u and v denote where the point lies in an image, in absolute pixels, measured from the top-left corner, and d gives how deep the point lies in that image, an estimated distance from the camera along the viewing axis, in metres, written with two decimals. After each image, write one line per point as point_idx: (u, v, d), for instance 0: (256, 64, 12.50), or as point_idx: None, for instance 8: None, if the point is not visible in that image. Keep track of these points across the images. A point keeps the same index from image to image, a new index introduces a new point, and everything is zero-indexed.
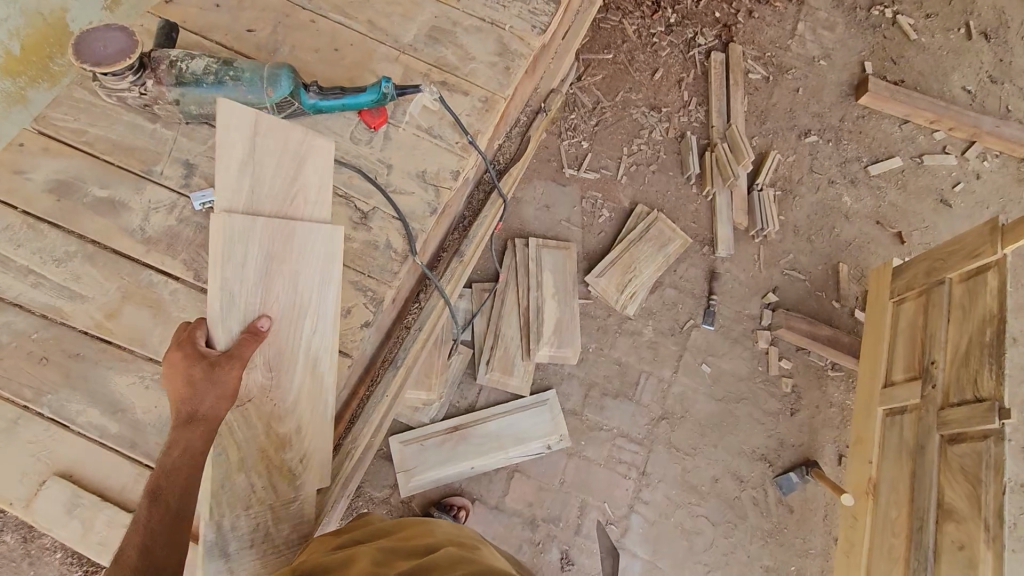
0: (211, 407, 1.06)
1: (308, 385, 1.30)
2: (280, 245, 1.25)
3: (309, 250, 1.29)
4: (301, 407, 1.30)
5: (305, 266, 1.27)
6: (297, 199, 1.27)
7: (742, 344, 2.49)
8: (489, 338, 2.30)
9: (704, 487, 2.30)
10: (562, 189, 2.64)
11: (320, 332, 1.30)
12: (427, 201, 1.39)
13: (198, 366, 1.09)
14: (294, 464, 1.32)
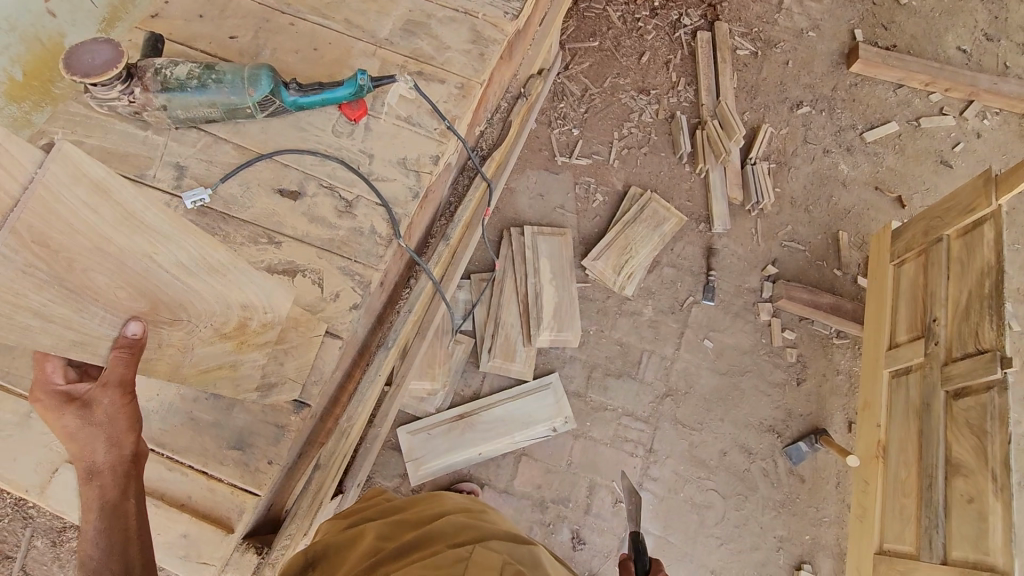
0: (110, 450, 1.00)
1: (223, 288, 1.03)
2: (49, 264, 0.79)
3: (66, 211, 0.77)
4: (231, 292, 1.05)
5: (95, 232, 0.82)
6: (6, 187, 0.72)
7: (743, 318, 2.49)
8: (489, 327, 2.33)
9: (713, 461, 2.30)
10: (555, 176, 2.67)
11: (178, 246, 0.93)
12: (409, 186, 1.42)
13: (70, 416, 0.95)
14: (263, 326, 1.14)
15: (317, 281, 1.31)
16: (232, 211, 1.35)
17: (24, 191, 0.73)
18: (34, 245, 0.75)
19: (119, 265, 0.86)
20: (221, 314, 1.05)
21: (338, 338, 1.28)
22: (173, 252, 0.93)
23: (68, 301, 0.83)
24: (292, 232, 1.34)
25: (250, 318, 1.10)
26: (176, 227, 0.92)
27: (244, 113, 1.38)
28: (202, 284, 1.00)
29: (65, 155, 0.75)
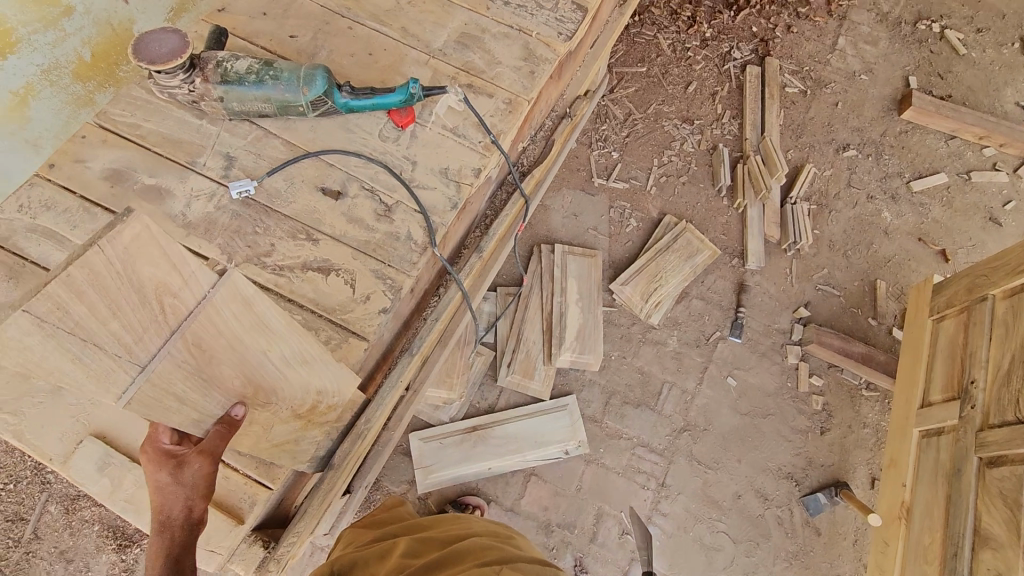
0: (184, 511, 1.08)
1: (311, 378, 1.12)
2: (197, 360, 0.90)
3: (224, 319, 0.90)
4: (310, 377, 1.12)
5: (234, 334, 0.93)
6: (182, 308, 0.84)
7: (769, 359, 2.44)
8: (511, 342, 2.32)
9: (726, 502, 2.24)
10: (591, 198, 2.66)
11: (290, 342, 1.03)
12: (449, 196, 1.43)
13: (163, 474, 1.05)
14: (330, 407, 1.23)
15: (349, 282, 1.32)
16: (275, 205, 1.37)
17: (197, 305, 0.86)
18: (191, 350, 0.87)
19: (245, 360, 0.98)
20: (299, 400, 1.13)
21: (364, 340, 1.28)
22: (280, 352, 1.03)
23: (200, 388, 0.94)
24: (330, 231, 1.36)
25: (321, 401, 1.18)
26: (295, 330, 1.02)
27: (296, 110, 1.41)
28: (296, 373, 1.08)
29: (234, 280, 0.88)
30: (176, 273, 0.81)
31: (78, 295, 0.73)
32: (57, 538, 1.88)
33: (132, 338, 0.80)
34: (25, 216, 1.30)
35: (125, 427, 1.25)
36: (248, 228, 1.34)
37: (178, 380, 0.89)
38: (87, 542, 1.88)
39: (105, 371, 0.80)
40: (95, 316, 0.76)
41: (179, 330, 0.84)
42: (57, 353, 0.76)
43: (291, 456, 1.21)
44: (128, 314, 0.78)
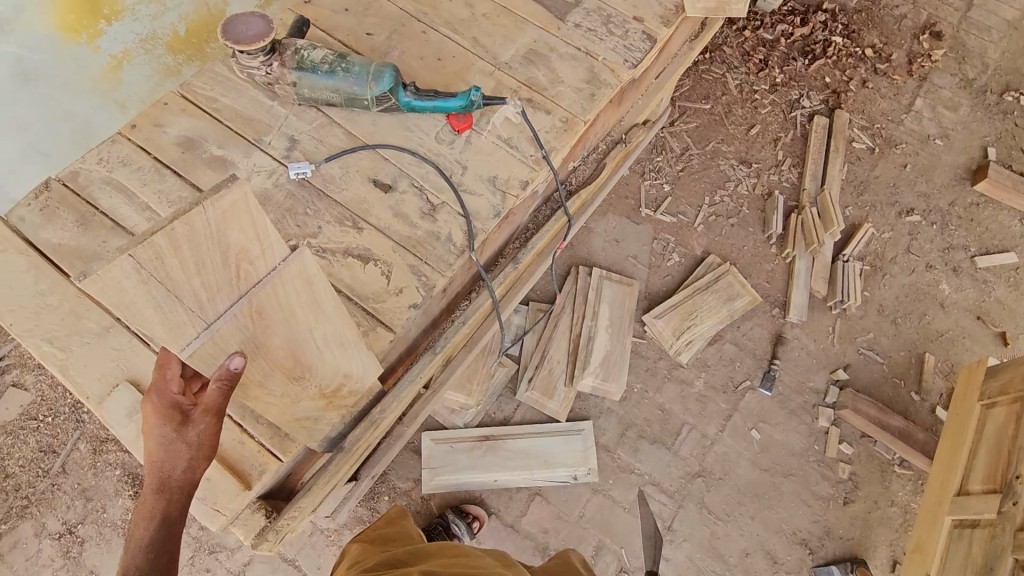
0: (184, 471, 1.06)
1: (341, 362, 1.18)
2: (254, 325, 0.96)
3: (285, 291, 0.96)
4: (341, 362, 1.18)
5: (290, 307, 0.99)
6: (255, 275, 0.89)
7: (798, 417, 2.35)
8: (535, 358, 2.32)
9: (732, 558, 2.15)
10: (636, 227, 2.65)
11: (334, 325, 1.10)
12: (493, 204, 1.45)
13: (168, 427, 1.05)
14: (353, 392, 1.27)
15: (385, 273, 1.36)
16: (328, 190, 1.42)
17: (268, 275, 0.91)
18: (253, 315, 0.93)
19: (293, 333, 1.04)
20: (327, 379, 1.19)
21: (391, 331, 1.31)
22: (323, 333, 1.09)
23: (250, 351, 1.00)
24: (375, 222, 1.40)
25: (345, 384, 1.23)
26: (341, 314, 1.10)
27: (360, 103, 1.46)
28: (332, 355, 1.15)
29: (303, 257, 0.94)
30: (258, 243, 0.85)
31: (173, 253, 0.75)
32: (83, 475, 1.96)
33: (207, 298, 0.85)
34: (103, 168, 1.39)
35: None
36: (300, 208, 1.40)
37: (234, 340, 0.95)
38: (106, 483, 1.97)
39: (178, 321, 0.85)
40: (181, 272, 0.79)
41: (248, 296, 0.90)
42: (138, 297, 0.79)
43: (307, 432, 1.25)
44: (210, 273, 0.82)
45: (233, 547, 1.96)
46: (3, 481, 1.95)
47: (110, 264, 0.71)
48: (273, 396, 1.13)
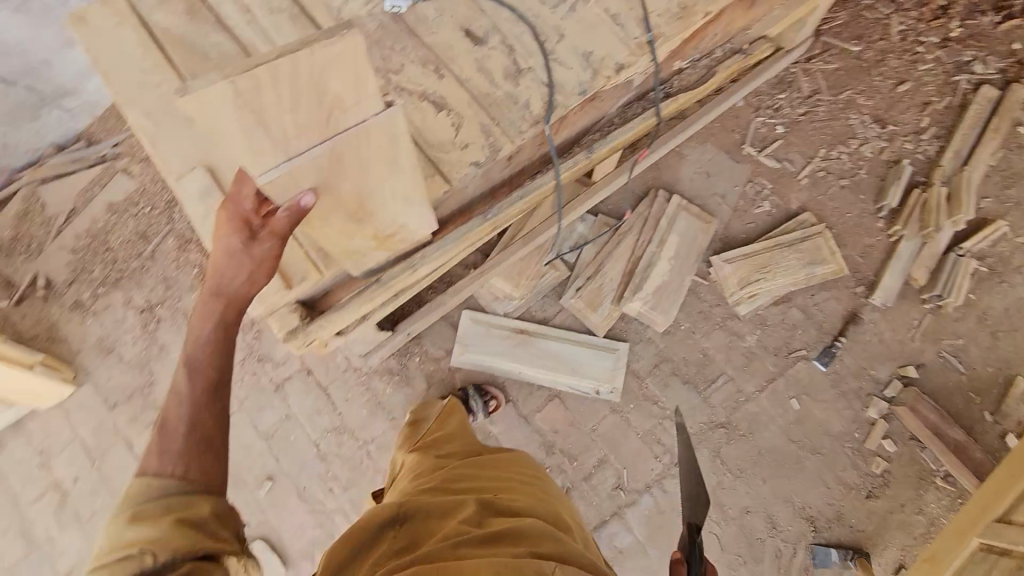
0: (246, 281, 1.16)
1: (400, 213, 1.21)
2: (333, 169, 1.01)
3: (367, 145, 1.00)
4: (401, 213, 1.21)
5: (367, 158, 1.02)
6: (337, 120, 0.94)
7: (847, 400, 2.21)
8: (589, 269, 2.28)
9: (731, 511, 2.13)
10: (732, 164, 2.46)
11: (403, 181, 1.13)
12: (581, 80, 1.36)
13: (237, 239, 1.12)
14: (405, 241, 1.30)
15: (455, 124, 1.34)
16: (419, 30, 1.39)
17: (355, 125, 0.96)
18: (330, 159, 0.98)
19: (365, 184, 1.08)
20: (386, 225, 1.22)
21: (448, 183, 1.30)
22: (394, 188, 1.14)
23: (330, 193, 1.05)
24: (457, 72, 1.37)
25: (401, 233, 1.27)
26: (411, 172, 1.12)
27: None
28: (395, 207, 1.19)
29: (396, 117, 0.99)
30: (352, 92, 0.92)
31: (269, 84, 0.83)
32: (166, 265, 2.19)
33: (289, 133, 0.92)
34: None
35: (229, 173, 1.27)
36: (388, 42, 1.38)
37: (310, 180, 1.00)
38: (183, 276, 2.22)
39: (261, 150, 0.93)
40: (274, 106, 0.87)
41: (332, 139, 0.95)
42: (234, 125, 0.87)
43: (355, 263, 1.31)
44: (301, 110, 0.89)
45: (276, 362, 2.16)
46: (103, 252, 2.23)
47: (211, 85, 0.81)
48: (333, 230, 1.18)
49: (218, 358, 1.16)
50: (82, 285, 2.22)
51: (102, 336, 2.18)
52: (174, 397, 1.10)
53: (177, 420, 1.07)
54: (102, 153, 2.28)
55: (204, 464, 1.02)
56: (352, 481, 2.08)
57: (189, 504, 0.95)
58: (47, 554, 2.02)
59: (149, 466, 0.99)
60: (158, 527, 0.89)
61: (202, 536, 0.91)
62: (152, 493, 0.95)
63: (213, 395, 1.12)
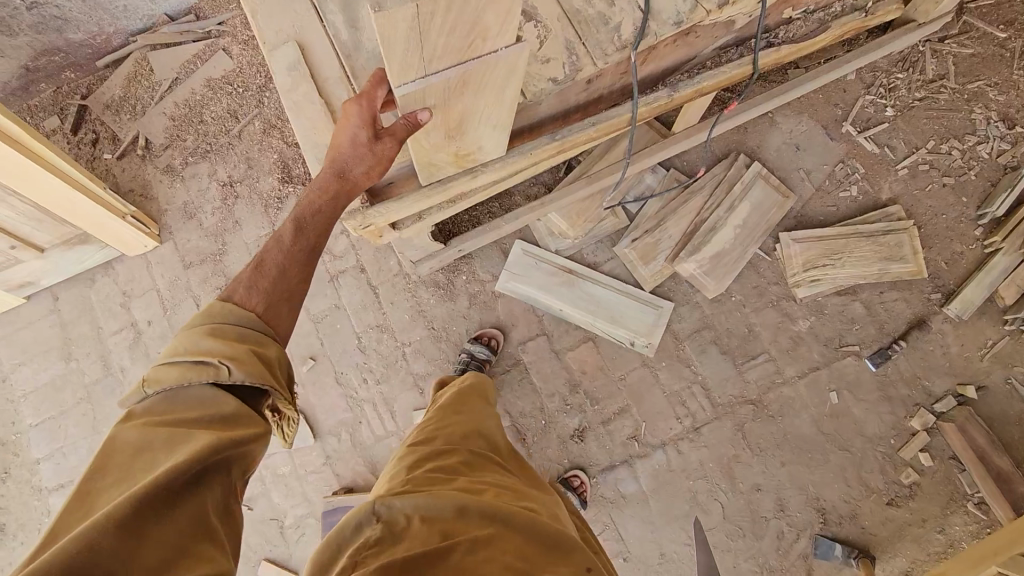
0: (360, 173, 1.19)
1: (485, 137, 1.22)
2: (456, 88, 0.97)
3: (493, 73, 0.95)
4: (484, 137, 1.22)
5: (487, 84, 0.99)
6: (481, 49, 0.87)
7: (890, 405, 2.11)
8: (649, 222, 2.24)
9: (742, 485, 2.10)
10: (826, 140, 2.30)
11: (503, 109, 1.12)
12: (679, 9, 1.28)
13: (364, 131, 1.14)
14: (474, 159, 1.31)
15: (540, 37, 1.27)
16: None
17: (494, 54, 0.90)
18: (457, 82, 0.94)
19: (473, 103, 1.05)
20: (466, 146, 1.23)
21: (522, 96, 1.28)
22: (492, 113, 1.12)
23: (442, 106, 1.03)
24: None
25: (475, 154, 1.29)
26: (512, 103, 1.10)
27: None
28: (483, 130, 1.19)
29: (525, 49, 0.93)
30: (501, 25, 0.83)
31: (444, 14, 0.75)
32: (250, 145, 2.38)
33: (436, 55, 0.85)
34: None
35: (323, 57, 1.33)
36: None
37: (432, 96, 0.98)
38: (264, 159, 2.37)
39: (407, 68, 0.87)
40: (437, 31, 0.79)
41: (466, 66, 0.90)
42: (392, 40, 0.78)
43: (429, 174, 1.30)
44: (455, 37, 0.81)
45: (335, 254, 2.30)
46: (198, 124, 2.40)
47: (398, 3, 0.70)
48: (427, 146, 1.19)
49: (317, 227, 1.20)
50: (175, 152, 2.40)
51: (187, 201, 2.39)
52: (276, 243, 1.18)
53: (266, 266, 1.14)
54: (208, 30, 2.43)
55: (282, 314, 1.11)
56: (385, 377, 2.22)
57: (260, 342, 1.03)
58: (116, 381, 2.30)
59: (230, 289, 1.10)
60: (232, 347, 0.97)
61: (268, 375, 0.98)
62: (233, 319, 1.03)
63: (304, 262, 1.18)
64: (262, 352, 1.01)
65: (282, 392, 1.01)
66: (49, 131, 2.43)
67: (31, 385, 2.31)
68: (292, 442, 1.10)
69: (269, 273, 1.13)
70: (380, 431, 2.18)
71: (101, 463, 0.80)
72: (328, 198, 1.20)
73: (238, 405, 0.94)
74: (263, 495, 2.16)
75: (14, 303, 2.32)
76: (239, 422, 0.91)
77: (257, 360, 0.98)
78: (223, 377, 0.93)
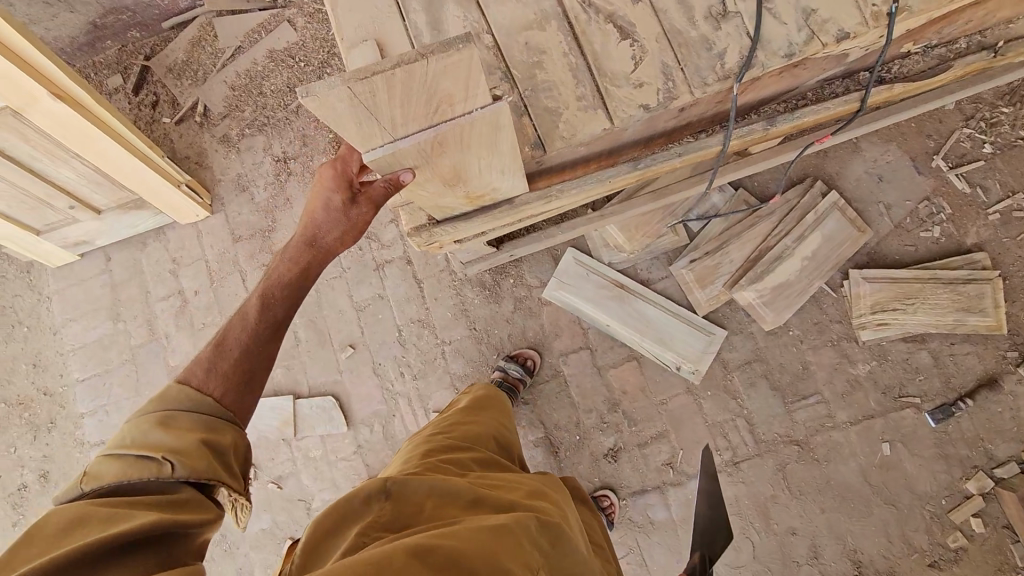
0: (334, 237, 1.21)
1: (490, 181, 1.06)
2: (433, 152, 0.85)
3: (470, 134, 0.83)
4: (494, 180, 1.06)
5: (471, 143, 0.86)
6: (448, 114, 0.76)
7: (946, 464, 2.00)
8: (711, 244, 2.14)
9: (777, 527, 2.03)
10: (913, 174, 2.14)
11: (503, 160, 0.96)
12: (792, 41, 1.17)
13: (338, 197, 1.18)
14: (495, 196, 1.18)
15: (635, 59, 1.19)
16: None
17: (465, 117, 0.78)
18: (433, 145, 0.83)
19: (463, 159, 0.91)
20: (477, 189, 1.08)
21: (608, 121, 1.19)
22: (489, 165, 0.96)
23: (423, 169, 0.91)
24: None
25: (492, 194, 1.15)
26: (515, 155, 0.94)
27: None
28: (490, 177, 1.04)
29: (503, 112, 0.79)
30: (466, 89, 0.72)
31: (387, 91, 0.66)
32: (308, 123, 2.35)
33: (397, 122, 0.75)
34: None
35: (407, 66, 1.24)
36: None
37: (411, 160, 0.87)
38: (320, 139, 2.33)
39: (370, 136, 0.77)
40: (387, 102, 0.70)
41: (437, 127, 0.78)
42: (341, 121, 0.71)
43: (440, 213, 1.19)
44: (412, 106, 0.72)
45: (383, 243, 2.26)
46: (257, 96, 2.36)
47: (330, 87, 0.63)
48: (425, 193, 1.04)
49: (284, 302, 1.18)
50: (232, 122, 2.37)
51: (240, 173, 2.37)
52: (239, 321, 1.14)
53: (229, 341, 1.10)
54: None
55: (242, 397, 1.06)
56: (422, 372, 2.19)
57: (216, 429, 0.97)
58: (160, 346, 2.33)
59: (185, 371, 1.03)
60: (181, 440, 0.91)
61: (219, 469, 0.91)
62: (187, 405, 0.98)
63: (269, 339, 1.14)
64: (216, 441, 0.96)
65: (236, 484, 0.94)
66: (111, 89, 2.43)
67: (79, 341, 2.36)
68: (246, 526, 0.96)
69: (223, 364, 1.06)
70: (412, 426, 2.17)
71: (26, 538, 0.75)
72: (298, 270, 1.20)
73: (190, 492, 0.88)
74: (293, 476, 2.18)
75: (68, 259, 2.37)
76: (188, 508, 0.86)
77: (208, 451, 0.92)
78: (165, 475, 0.86)
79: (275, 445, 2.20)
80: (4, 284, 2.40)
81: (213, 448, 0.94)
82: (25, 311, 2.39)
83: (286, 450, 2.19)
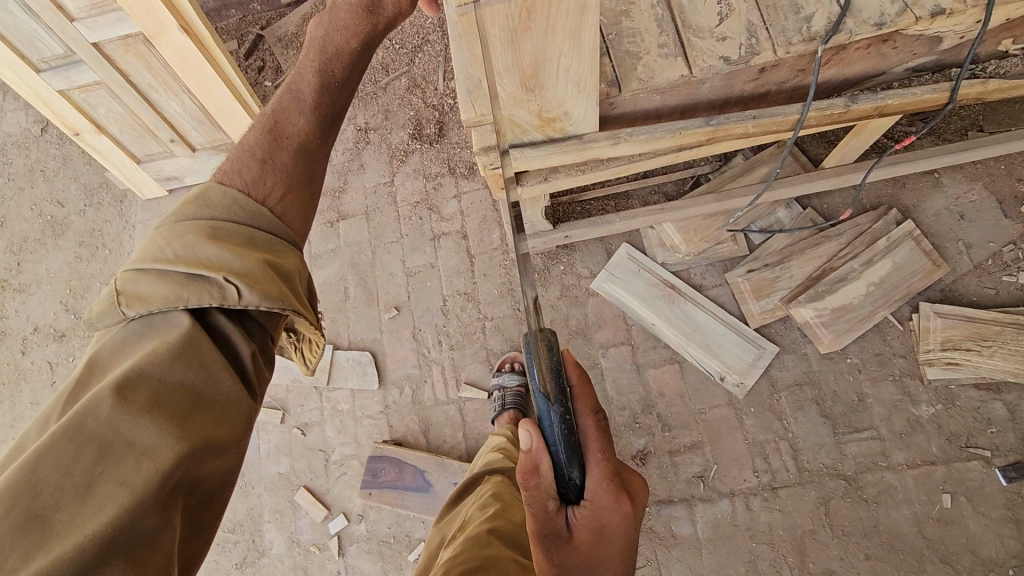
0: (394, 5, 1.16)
1: (569, 92, 1.11)
2: (520, 20, 0.88)
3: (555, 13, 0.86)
4: (568, 100, 1.14)
5: (554, 23, 0.89)
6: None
7: (1016, 530, 1.79)
8: (772, 258, 2.07)
9: (813, 565, 1.85)
10: (1000, 216, 2.03)
11: (577, 61, 1.00)
12: (883, 11, 1.14)
13: None
14: (567, 126, 1.24)
15: (722, 14, 1.19)
16: None
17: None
18: (523, 10, 0.85)
19: (545, 46, 0.95)
20: (552, 104, 1.15)
21: (686, 68, 1.18)
22: (568, 64, 1.01)
23: (505, 45, 0.95)
24: None
25: (563, 119, 1.21)
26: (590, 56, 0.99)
27: None
28: (567, 88, 1.10)
29: None
30: None
31: None
32: (392, 99, 2.48)
33: None
34: None
35: None
36: None
37: (495, 28, 0.90)
38: (401, 114, 2.45)
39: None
40: None
41: None
42: None
43: (512, 133, 1.26)
44: None
45: (443, 215, 2.33)
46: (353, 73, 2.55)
47: None
48: (505, 93, 1.10)
49: (339, 84, 1.11)
50: None
51: None
52: (295, 104, 1.07)
53: (289, 134, 1.04)
54: None
55: (298, 200, 1.01)
56: (460, 344, 2.20)
57: (278, 251, 0.92)
58: None
59: (231, 174, 0.97)
60: (249, 263, 0.84)
61: (289, 297, 0.86)
62: (237, 219, 0.91)
63: (329, 130, 1.10)
64: (280, 265, 0.90)
65: (305, 314, 0.92)
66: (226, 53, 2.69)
67: None
68: (313, 369, 1.06)
69: (280, 161, 1.01)
70: (441, 395, 2.16)
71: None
72: (356, 41, 1.14)
73: (221, 361, 0.80)
74: (318, 425, 2.19)
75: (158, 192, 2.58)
76: (215, 412, 0.76)
77: (274, 274, 0.87)
78: (230, 302, 0.81)
79: (307, 393, 2.23)
80: (98, 209, 2.61)
81: (277, 269, 0.89)
82: (110, 236, 2.58)
83: (315, 398, 2.22)
